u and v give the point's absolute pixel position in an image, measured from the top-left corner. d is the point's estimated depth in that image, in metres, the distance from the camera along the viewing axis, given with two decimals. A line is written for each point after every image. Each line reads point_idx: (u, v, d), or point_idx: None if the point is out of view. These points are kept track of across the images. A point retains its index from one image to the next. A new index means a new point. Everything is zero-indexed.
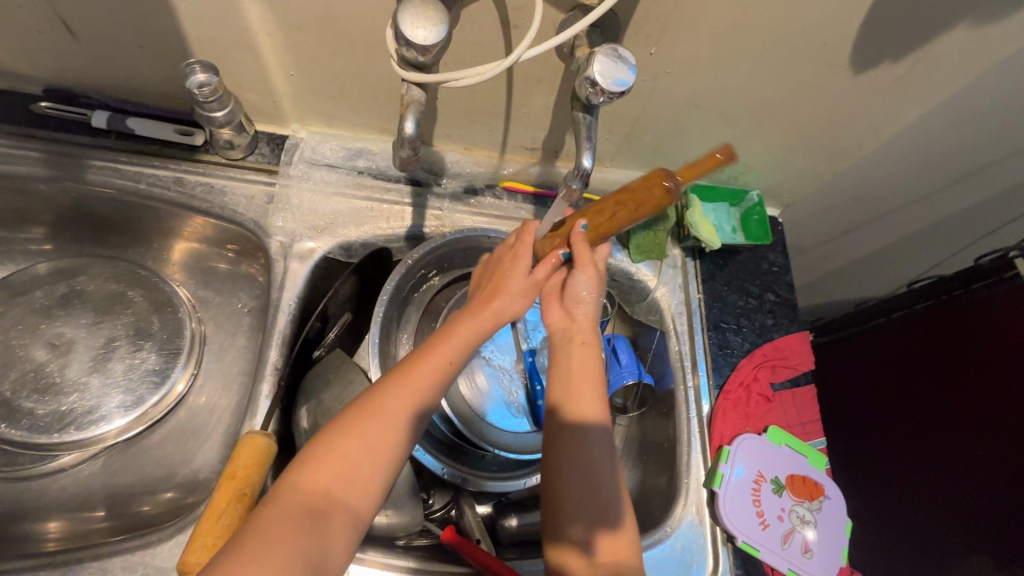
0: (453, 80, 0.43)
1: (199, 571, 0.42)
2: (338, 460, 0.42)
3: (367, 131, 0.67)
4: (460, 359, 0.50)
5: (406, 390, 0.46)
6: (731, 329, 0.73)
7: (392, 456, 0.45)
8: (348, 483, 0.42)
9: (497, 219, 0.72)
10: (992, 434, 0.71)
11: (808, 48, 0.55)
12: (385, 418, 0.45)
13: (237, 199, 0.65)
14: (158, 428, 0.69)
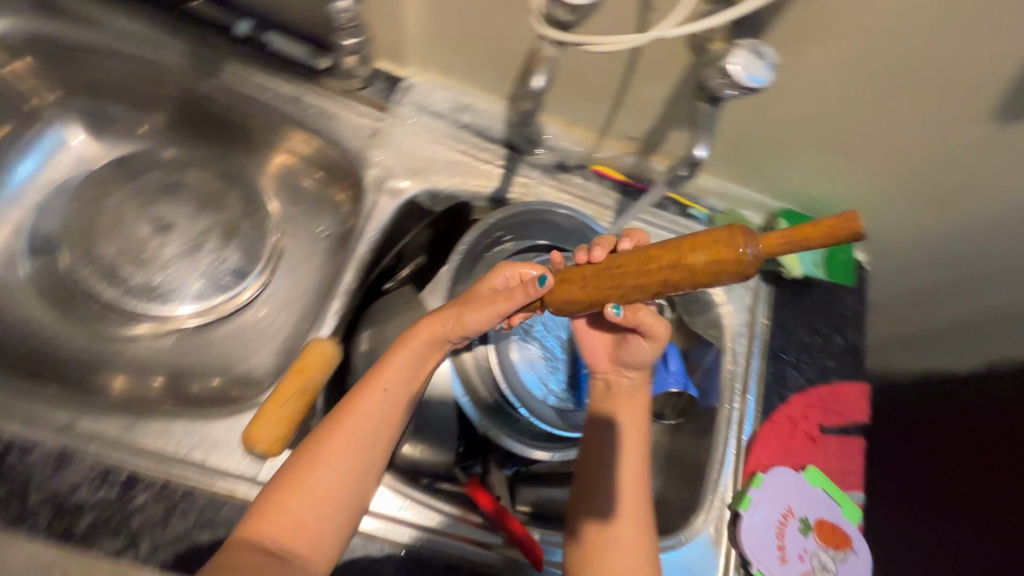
0: (592, 46, 0.44)
1: (263, 444, 0.52)
2: (288, 510, 0.46)
3: (479, 88, 0.69)
4: (399, 392, 0.52)
5: (351, 424, 0.50)
6: (790, 363, 0.71)
7: (345, 500, 0.48)
8: (299, 529, 0.45)
9: (580, 199, 0.72)
10: None
11: (951, 89, 0.52)
12: (334, 453, 0.48)
13: (344, 127, 0.69)
14: (222, 324, 0.73)
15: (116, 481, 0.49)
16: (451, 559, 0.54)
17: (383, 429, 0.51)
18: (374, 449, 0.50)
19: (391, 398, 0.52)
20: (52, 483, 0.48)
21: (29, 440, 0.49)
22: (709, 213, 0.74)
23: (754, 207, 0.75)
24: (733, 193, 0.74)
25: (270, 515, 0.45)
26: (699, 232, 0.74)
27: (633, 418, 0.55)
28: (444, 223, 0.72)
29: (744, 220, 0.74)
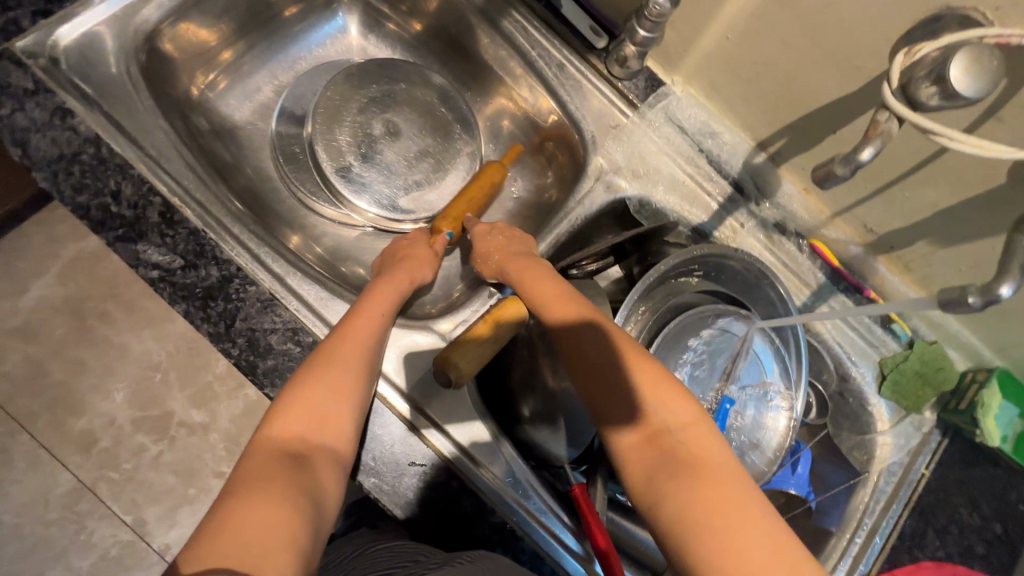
0: (947, 138, 0.40)
1: (455, 368, 0.53)
2: (294, 406, 0.45)
3: (735, 120, 0.67)
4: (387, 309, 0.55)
5: (349, 328, 0.51)
6: (935, 527, 0.64)
7: (347, 411, 0.46)
8: (317, 422, 0.44)
9: (783, 267, 0.69)
10: None
11: None
12: (324, 351, 0.49)
13: (591, 108, 0.69)
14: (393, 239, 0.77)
15: (303, 343, 0.53)
16: (538, 550, 0.54)
17: (377, 335, 0.52)
18: (369, 347, 0.51)
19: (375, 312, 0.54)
20: (258, 320, 0.53)
21: (249, 275, 0.54)
22: (909, 336, 0.69)
23: (962, 351, 0.68)
24: (948, 329, 0.67)
25: (280, 421, 0.44)
26: (891, 349, 0.69)
27: (552, 304, 0.53)
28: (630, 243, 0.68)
29: (947, 359, 0.67)
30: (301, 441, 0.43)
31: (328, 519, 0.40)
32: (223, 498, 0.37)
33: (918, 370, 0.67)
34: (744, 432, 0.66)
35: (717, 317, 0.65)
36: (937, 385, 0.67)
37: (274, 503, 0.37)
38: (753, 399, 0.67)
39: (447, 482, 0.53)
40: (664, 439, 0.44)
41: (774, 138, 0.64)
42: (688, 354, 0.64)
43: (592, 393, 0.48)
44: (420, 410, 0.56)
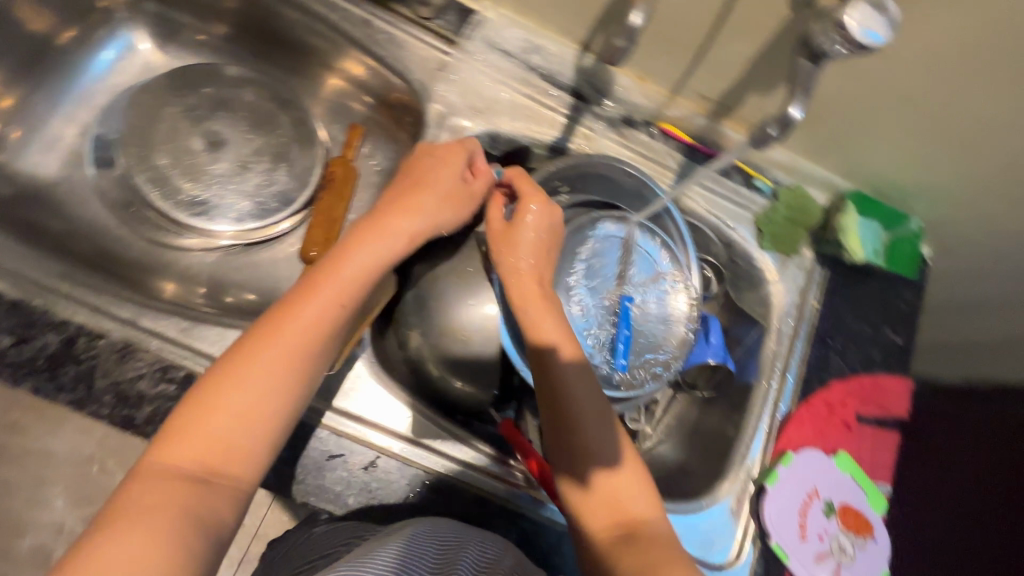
0: None
1: None
2: (201, 426, 0.41)
3: (553, 29, 0.66)
4: (345, 298, 0.48)
5: (287, 331, 0.45)
6: (836, 349, 0.70)
7: (269, 436, 0.43)
8: (226, 449, 0.41)
9: (642, 158, 0.70)
10: None
11: None
12: (255, 359, 0.43)
13: (413, 57, 0.67)
14: (267, 248, 0.75)
15: (174, 379, 0.51)
16: (482, 493, 0.56)
17: (315, 350, 0.46)
18: (308, 358, 0.45)
19: (321, 310, 0.46)
20: (116, 372, 0.50)
21: (95, 327, 0.50)
22: (771, 186, 0.72)
23: (822, 186, 0.72)
24: (802, 169, 0.71)
25: (182, 442, 0.40)
26: (760, 206, 0.72)
27: (537, 329, 0.52)
28: (498, 169, 0.72)
29: (808, 198, 0.71)
30: (204, 465, 0.40)
31: (222, 539, 0.40)
32: (99, 524, 0.36)
33: (787, 216, 0.71)
34: (648, 320, 0.68)
35: (595, 223, 0.68)
36: (808, 223, 0.71)
37: (154, 540, 0.35)
38: (651, 290, 0.69)
39: (374, 461, 0.54)
40: (623, 507, 0.48)
41: (593, 36, 0.64)
42: (576, 267, 0.66)
43: (562, 442, 0.50)
44: (326, 405, 0.54)
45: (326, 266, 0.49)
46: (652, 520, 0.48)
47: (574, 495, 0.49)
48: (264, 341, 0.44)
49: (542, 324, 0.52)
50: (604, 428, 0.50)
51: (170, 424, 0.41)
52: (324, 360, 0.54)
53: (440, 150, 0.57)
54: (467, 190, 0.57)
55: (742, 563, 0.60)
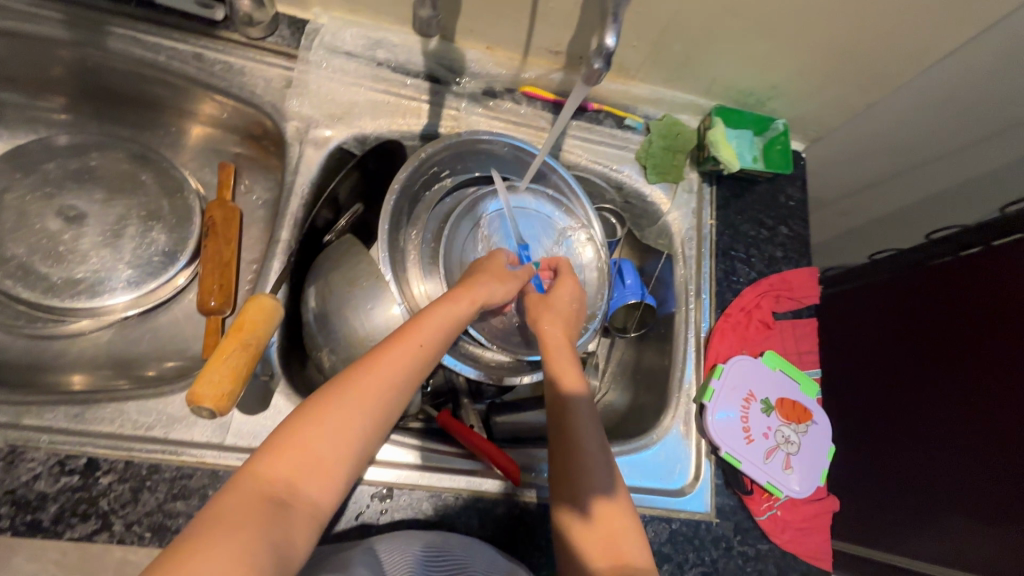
0: None
1: (207, 403, 0.43)
2: (299, 447, 0.40)
3: (390, 20, 0.65)
4: (437, 340, 0.50)
5: (390, 363, 0.46)
6: (740, 258, 0.73)
7: (359, 454, 0.42)
8: (317, 469, 0.40)
9: (514, 126, 0.71)
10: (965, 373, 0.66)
11: None
12: (358, 381, 0.44)
13: (256, 81, 0.65)
14: (166, 309, 0.72)
15: (75, 469, 0.48)
16: (465, 494, 0.57)
17: (409, 380, 0.47)
18: (407, 393, 0.46)
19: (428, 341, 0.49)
20: (9, 479, 0.47)
21: None
22: (644, 122, 0.75)
23: (688, 109, 0.75)
24: (666, 98, 0.73)
25: (280, 457, 0.39)
26: (638, 142, 0.74)
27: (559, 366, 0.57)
28: (372, 160, 0.65)
29: (680, 124, 0.74)
30: (288, 485, 0.39)
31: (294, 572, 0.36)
32: (187, 529, 0.34)
33: (664, 145, 0.73)
34: None
35: (481, 201, 0.68)
36: (685, 148, 0.74)
37: (240, 553, 0.33)
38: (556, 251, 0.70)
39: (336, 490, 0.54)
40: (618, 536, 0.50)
41: None
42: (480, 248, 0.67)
43: (562, 475, 0.53)
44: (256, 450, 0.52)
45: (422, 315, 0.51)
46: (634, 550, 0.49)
47: (575, 525, 0.51)
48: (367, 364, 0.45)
49: (566, 374, 0.57)
50: (604, 456, 0.53)
51: (270, 438, 0.41)
52: (222, 409, 0.43)
53: (492, 260, 0.61)
54: (501, 250, 0.63)
55: (702, 482, 0.62)
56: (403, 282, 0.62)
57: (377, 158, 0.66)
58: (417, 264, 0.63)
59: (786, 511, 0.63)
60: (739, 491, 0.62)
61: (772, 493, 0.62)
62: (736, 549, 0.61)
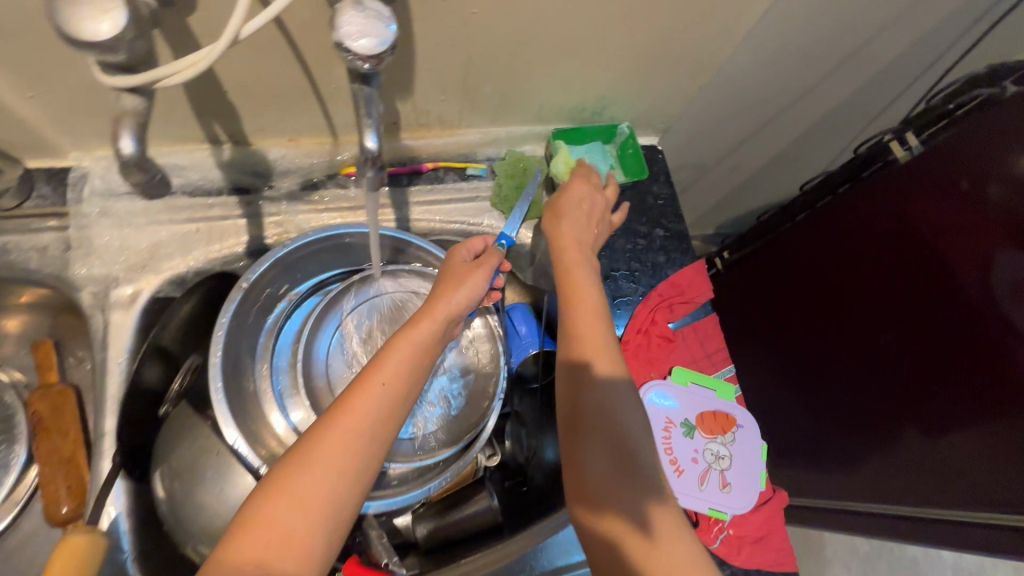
0: (167, 77, 0.34)
1: None
2: (263, 525, 0.38)
3: (164, 143, 0.57)
4: (401, 384, 0.45)
5: (354, 421, 0.41)
6: (624, 276, 0.69)
7: (338, 515, 0.40)
8: (290, 537, 0.38)
9: (351, 214, 0.64)
10: (950, 323, 0.70)
11: None
12: (322, 448, 0.40)
13: (27, 254, 0.55)
14: (13, 531, 0.61)
15: None
16: None
17: (381, 431, 0.43)
18: (376, 441, 0.42)
19: (387, 388, 0.44)
20: None
21: None
22: (488, 165, 0.70)
23: (528, 140, 0.70)
24: (502, 136, 0.68)
25: (250, 535, 0.37)
26: (488, 188, 0.69)
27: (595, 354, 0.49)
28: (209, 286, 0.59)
29: (524, 156, 0.69)
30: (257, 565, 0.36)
31: None
32: None
33: (515, 185, 0.68)
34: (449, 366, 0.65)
35: (332, 308, 0.62)
36: (536, 182, 0.70)
37: None
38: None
39: None
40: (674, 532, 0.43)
41: (207, 130, 0.56)
42: (348, 355, 0.61)
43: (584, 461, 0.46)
44: None
45: (377, 361, 0.45)
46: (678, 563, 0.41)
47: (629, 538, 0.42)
48: (336, 420, 0.41)
49: (580, 338, 0.50)
50: (640, 422, 0.48)
51: (238, 519, 0.38)
52: None
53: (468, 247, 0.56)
54: (486, 265, 0.53)
55: None
56: (266, 432, 0.55)
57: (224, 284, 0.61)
58: (275, 402, 0.57)
59: (738, 528, 0.60)
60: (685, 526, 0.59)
61: (718, 517, 0.59)
62: None
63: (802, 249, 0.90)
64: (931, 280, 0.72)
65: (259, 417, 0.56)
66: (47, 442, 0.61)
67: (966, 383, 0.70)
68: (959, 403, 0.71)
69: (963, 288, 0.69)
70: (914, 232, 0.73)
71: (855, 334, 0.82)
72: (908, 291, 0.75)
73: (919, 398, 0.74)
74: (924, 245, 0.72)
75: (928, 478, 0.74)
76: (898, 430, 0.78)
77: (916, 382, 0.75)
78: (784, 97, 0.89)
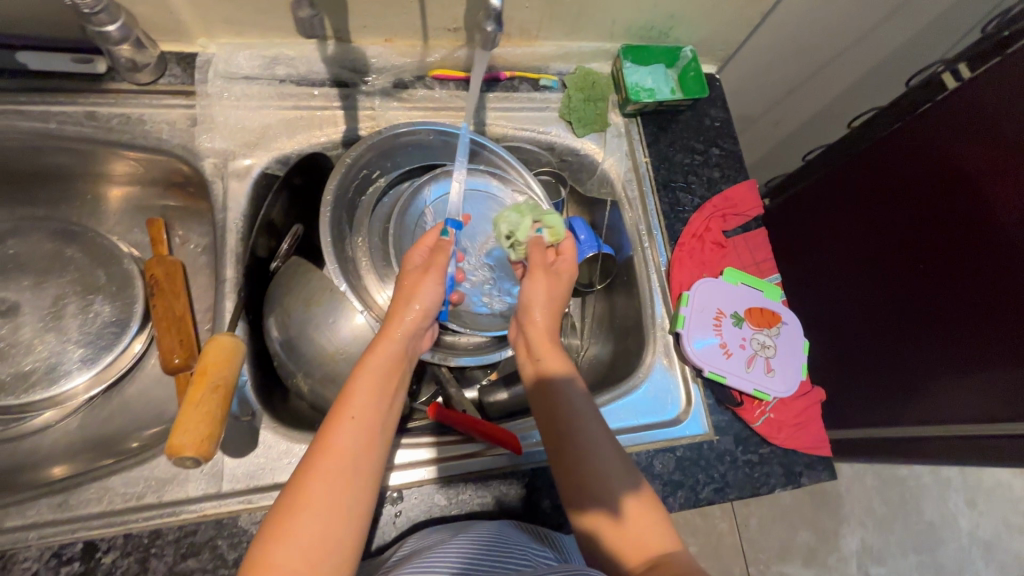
0: None
1: (188, 453, 0.42)
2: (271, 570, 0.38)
3: (278, 34, 0.63)
4: (373, 412, 0.47)
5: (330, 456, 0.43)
6: (682, 188, 0.74)
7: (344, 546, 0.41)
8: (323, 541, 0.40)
9: (434, 113, 0.71)
10: (997, 262, 0.72)
11: None
12: (307, 488, 0.42)
13: (158, 126, 0.63)
14: (130, 379, 0.69)
15: (73, 556, 0.47)
16: (475, 476, 0.58)
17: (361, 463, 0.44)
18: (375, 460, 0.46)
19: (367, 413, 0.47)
20: None
21: None
22: (559, 79, 0.75)
23: (597, 57, 0.76)
24: (574, 51, 0.74)
25: (275, 554, 0.39)
26: (557, 100, 0.75)
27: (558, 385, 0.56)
28: (299, 177, 0.64)
29: (593, 72, 0.75)
30: None
31: None
32: None
33: (583, 97, 0.74)
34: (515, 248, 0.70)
35: (416, 195, 0.68)
36: (603, 96, 0.75)
37: None
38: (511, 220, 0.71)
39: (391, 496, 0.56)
40: (652, 534, 0.47)
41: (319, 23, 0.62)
42: (429, 236, 0.68)
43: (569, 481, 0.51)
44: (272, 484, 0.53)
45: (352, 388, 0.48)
46: (651, 520, 0.48)
47: (606, 526, 0.48)
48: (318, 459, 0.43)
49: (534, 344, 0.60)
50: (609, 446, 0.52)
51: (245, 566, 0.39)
52: (207, 455, 0.43)
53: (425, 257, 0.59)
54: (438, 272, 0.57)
55: (695, 405, 0.65)
56: (365, 296, 0.62)
57: (302, 173, 0.64)
58: (368, 268, 0.64)
59: (778, 412, 0.65)
60: (731, 405, 0.64)
61: (761, 399, 0.65)
62: (741, 459, 0.63)
63: (851, 194, 0.92)
64: (974, 223, 0.75)
65: (360, 283, 0.62)
66: (160, 307, 0.68)
67: (1000, 322, 0.73)
68: (991, 341, 0.74)
69: (1003, 230, 0.71)
70: (961, 175, 0.76)
71: (893, 279, 0.85)
72: (951, 234, 0.78)
73: (960, 336, 0.77)
74: (970, 187, 0.75)
75: (962, 411, 0.77)
76: (925, 371, 0.81)
77: (957, 321, 0.77)
78: (838, 40, 0.92)
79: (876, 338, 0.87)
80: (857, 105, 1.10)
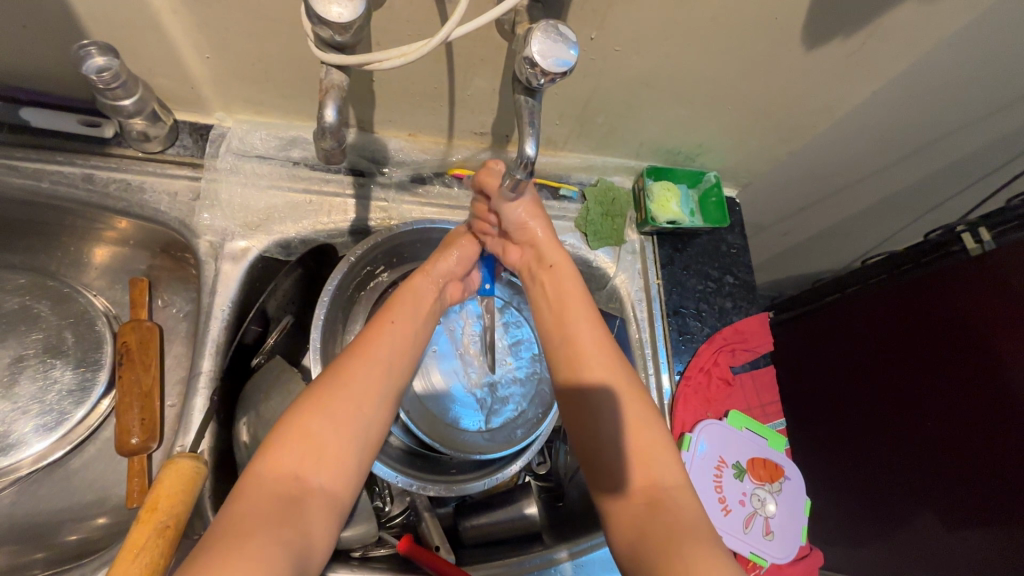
0: (378, 62, 0.40)
1: None
2: (301, 437, 0.43)
3: (300, 117, 0.62)
4: (396, 355, 0.52)
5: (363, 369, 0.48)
6: (692, 314, 0.72)
7: (359, 429, 0.46)
8: (322, 451, 0.44)
9: (449, 211, 0.69)
10: (989, 426, 0.72)
11: (751, 36, 0.52)
12: (341, 392, 0.46)
13: (159, 196, 0.60)
14: (79, 454, 0.64)
15: None
16: None
17: (383, 381, 0.49)
18: (385, 397, 0.49)
19: (390, 356, 0.51)
20: None
21: None
22: (579, 189, 0.73)
23: (620, 171, 0.74)
24: (597, 164, 0.73)
25: (296, 440, 0.43)
26: (575, 211, 0.73)
27: (600, 359, 0.53)
28: (313, 260, 0.62)
29: (614, 187, 0.73)
30: (297, 476, 0.42)
31: None
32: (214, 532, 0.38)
33: (601, 212, 0.72)
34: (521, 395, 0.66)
35: None
36: (622, 212, 0.73)
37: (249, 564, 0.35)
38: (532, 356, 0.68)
39: None
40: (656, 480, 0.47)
41: None
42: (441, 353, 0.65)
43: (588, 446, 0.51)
44: None
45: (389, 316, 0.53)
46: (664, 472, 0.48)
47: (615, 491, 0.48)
48: (355, 367, 0.48)
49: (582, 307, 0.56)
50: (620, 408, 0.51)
51: (270, 437, 0.44)
52: None
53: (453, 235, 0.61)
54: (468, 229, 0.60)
55: None
56: None
57: (318, 259, 0.62)
58: None
59: None
60: None
61: (757, 562, 0.62)
62: None
63: (858, 325, 0.90)
64: (978, 392, 0.73)
65: None
66: (126, 383, 0.63)
67: (987, 491, 0.72)
68: (983, 515, 0.72)
69: (1006, 392, 0.70)
70: (976, 341, 0.74)
71: (886, 409, 0.85)
72: (936, 371, 0.78)
73: (937, 484, 0.77)
74: (982, 356, 0.73)
75: (938, 561, 0.78)
76: (909, 510, 0.82)
77: (933, 472, 0.78)
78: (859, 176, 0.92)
79: (869, 465, 0.88)
80: (870, 230, 1.09)
